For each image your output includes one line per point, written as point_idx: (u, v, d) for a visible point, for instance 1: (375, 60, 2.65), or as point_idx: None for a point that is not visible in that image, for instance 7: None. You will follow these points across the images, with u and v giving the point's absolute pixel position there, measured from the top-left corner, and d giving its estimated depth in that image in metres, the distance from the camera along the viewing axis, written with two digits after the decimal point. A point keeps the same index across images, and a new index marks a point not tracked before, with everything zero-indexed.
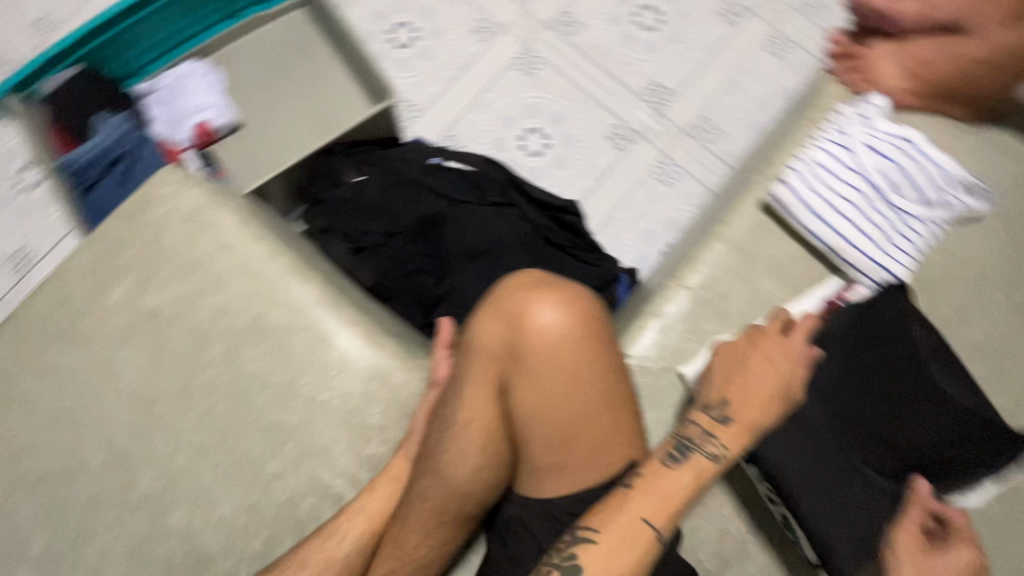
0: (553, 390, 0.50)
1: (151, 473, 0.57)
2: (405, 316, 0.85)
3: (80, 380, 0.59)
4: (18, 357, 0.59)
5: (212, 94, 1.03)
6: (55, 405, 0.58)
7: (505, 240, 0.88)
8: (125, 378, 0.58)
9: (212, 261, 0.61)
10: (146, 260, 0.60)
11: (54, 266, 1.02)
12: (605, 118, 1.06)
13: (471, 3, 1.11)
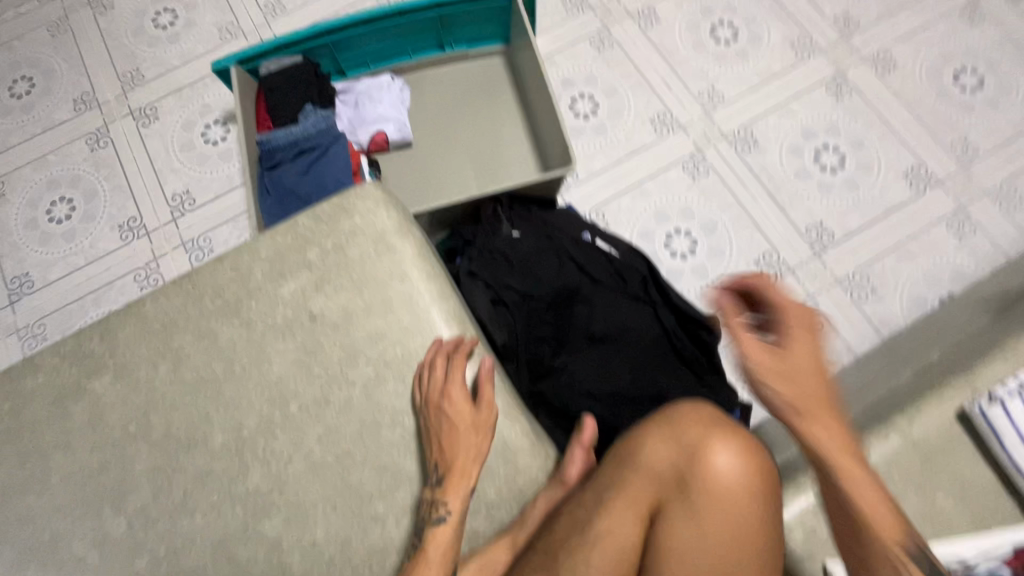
0: (705, 539, 0.52)
1: (262, 471, 0.57)
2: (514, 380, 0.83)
3: (231, 357, 0.60)
4: (187, 316, 0.62)
5: (398, 110, 1.09)
6: (203, 373, 0.60)
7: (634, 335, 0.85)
8: (270, 369, 0.60)
9: (382, 285, 0.62)
10: (325, 264, 0.62)
11: (211, 217, 1.10)
12: (759, 243, 1.03)
13: (658, 95, 1.13)
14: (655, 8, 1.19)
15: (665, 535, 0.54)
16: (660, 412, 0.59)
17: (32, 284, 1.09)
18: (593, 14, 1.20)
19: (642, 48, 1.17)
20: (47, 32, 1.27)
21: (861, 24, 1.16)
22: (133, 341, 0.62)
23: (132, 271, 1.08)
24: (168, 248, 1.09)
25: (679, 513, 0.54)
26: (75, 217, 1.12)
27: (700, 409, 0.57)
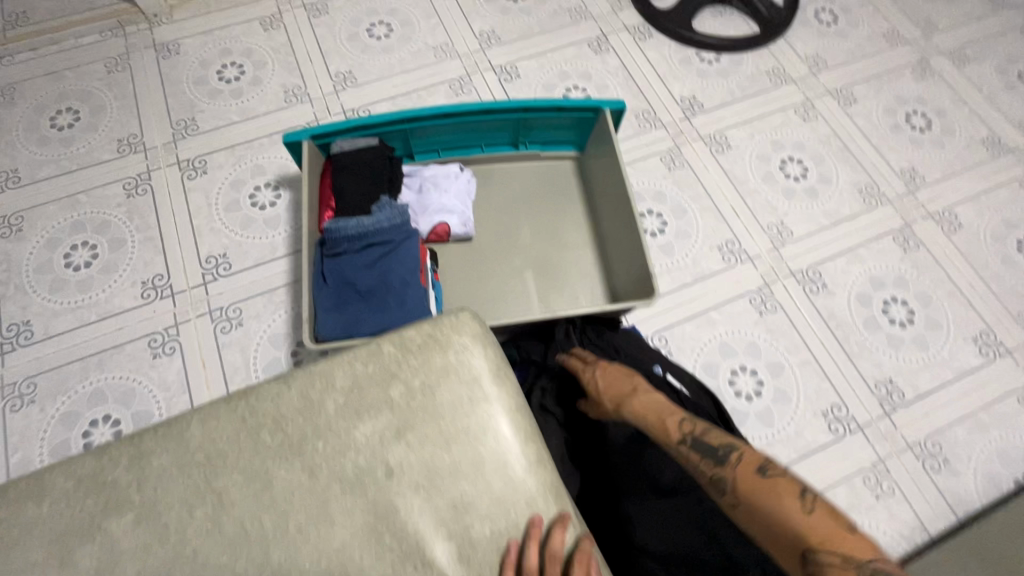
0: None
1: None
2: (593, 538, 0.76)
3: (286, 512, 0.50)
4: (239, 449, 0.53)
5: (463, 201, 1.04)
6: (250, 528, 0.50)
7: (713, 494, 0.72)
8: (333, 534, 0.50)
9: (474, 441, 0.54)
10: (411, 408, 0.54)
11: (247, 287, 1.02)
12: (827, 393, 0.98)
13: (727, 222, 1.11)
14: (727, 134, 1.20)
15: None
16: None
17: (31, 335, 0.97)
18: (665, 131, 1.19)
19: (712, 172, 1.16)
20: (103, 67, 1.22)
21: (927, 180, 1.17)
22: (168, 474, 0.52)
23: (147, 335, 0.98)
24: (192, 314, 0.99)
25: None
26: (95, 267, 1.03)
27: None
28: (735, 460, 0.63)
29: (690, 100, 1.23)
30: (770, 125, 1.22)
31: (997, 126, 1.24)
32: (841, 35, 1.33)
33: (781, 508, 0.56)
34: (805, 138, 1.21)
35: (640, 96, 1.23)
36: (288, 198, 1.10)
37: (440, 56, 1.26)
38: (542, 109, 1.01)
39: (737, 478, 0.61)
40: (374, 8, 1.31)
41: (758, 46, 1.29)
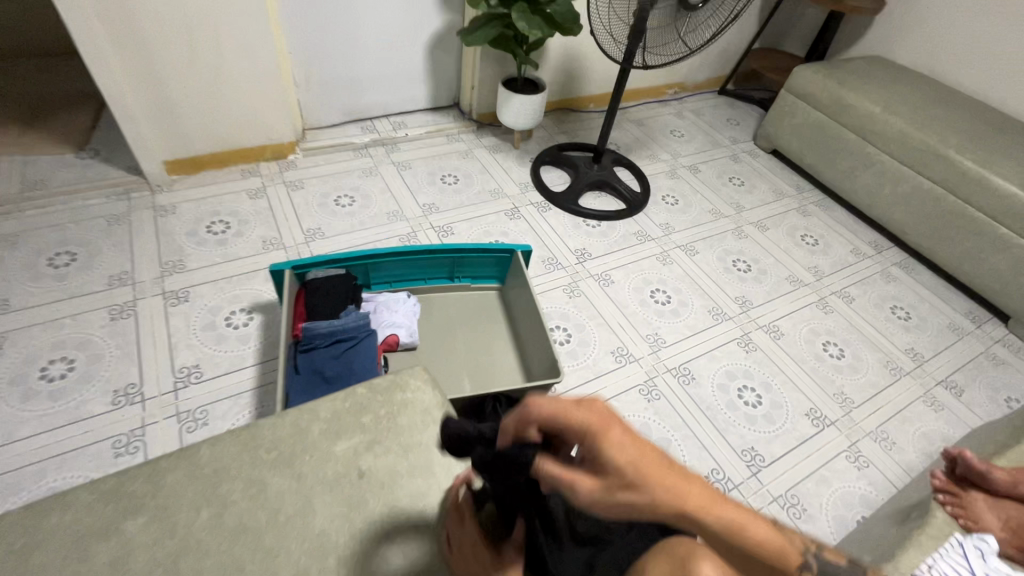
0: None
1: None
2: None
3: (276, 507, 0.65)
4: (239, 463, 0.67)
5: (410, 319, 1.30)
6: (247, 521, 0.63)
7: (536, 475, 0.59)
8: (314, 521, 0.65)
9: (427, 451, 0.73)
10: (378, 429, 0.73)
11: (216, 392, 1.16)
12: (706, 461, 1.22)
13: (616, 334, 1.44)
14: (610, 273, 1.61)
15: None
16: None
17: None
18: (565, 272, 1.58)
19: (602, 299, 1.53)
20: (104, 221, 1.47)
21: (754, 304, 1.61)
22: (180, 484, 0.65)
23: (113, 436, 1.06)
24: (160, 417, 1.11)
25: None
26: (71, 377, 1.14)
27: None
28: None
29: (582, 251, 1.66)
30: (641, 267, 1.65)
31: (794, 270, 1.76)
32: (682, 211, 1.89)
33: None
34: (666, 276, 1.64)
35: (545, 247, 1.64)
36: (260, 320, 1.31)
37: (393, 219, 1.64)
38: (471, 251, 1.36)
39: None
40: (342, 186, 1.71)
41: (625, 217, 1.80)
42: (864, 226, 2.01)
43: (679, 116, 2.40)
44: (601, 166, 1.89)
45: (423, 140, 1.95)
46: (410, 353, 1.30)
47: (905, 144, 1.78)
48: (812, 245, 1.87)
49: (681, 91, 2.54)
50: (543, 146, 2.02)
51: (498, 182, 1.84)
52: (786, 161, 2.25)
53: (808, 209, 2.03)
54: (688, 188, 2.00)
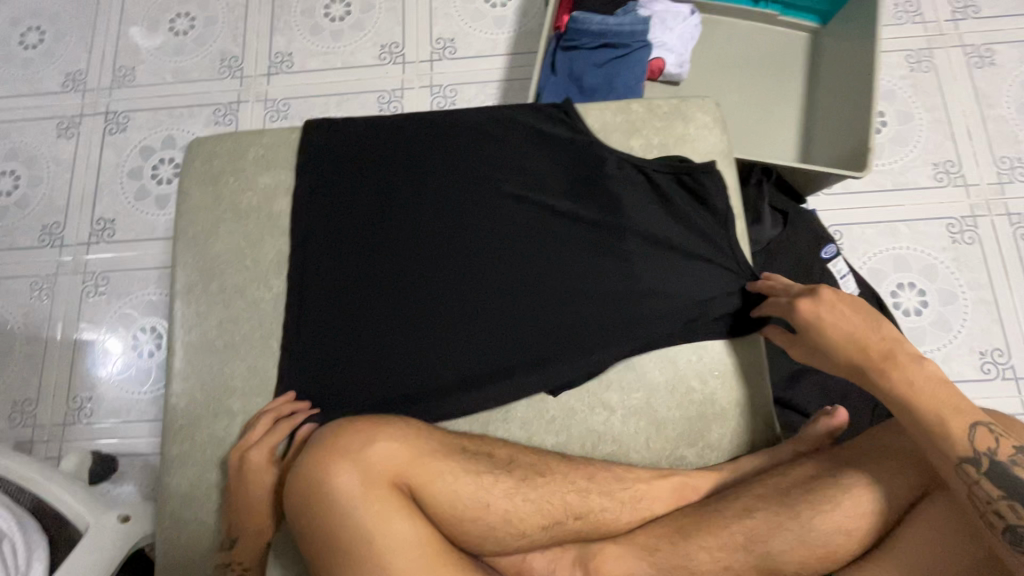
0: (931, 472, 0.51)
1: (307, 169, 0.65)
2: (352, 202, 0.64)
3: (513, 221, 0.62)
4: (483, 163, 0.63)
5: (685, 42, 0.98)
6: (480, 222, 0.62)
7: (432, 148, 0.64)
8: (444, 182, 0.63)
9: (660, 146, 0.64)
10: (623, 130, 0.64)
11: (465, 73, 1.11)
12: (993, 336, 0.94)
13: (955, 143, 1.02)
14: (995, 49, 1.05)
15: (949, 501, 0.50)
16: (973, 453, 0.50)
17: (290, 66, 1.15)
18: (924, 29, 1.06)
19: (960, 86, 1.04)
20: None
21: None
22: (432, 164, 0.64)
23: (376, 92, 1.12)
24: (417, 84, 1.12)
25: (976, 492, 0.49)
26: (348, 21, 1.16)
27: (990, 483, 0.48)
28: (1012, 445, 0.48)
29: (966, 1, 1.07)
30: None
31: None
32: None
33: None
34: None
35: None
36: (519, 2, 1.14)
37: None
38: None
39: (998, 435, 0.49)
40: None
41: None
42: None
43: None
44: None
45: None
46: (671, 89, 1.02)
47: None
48: None
49: None
50: None
51: None
52: None
53: None
54: None
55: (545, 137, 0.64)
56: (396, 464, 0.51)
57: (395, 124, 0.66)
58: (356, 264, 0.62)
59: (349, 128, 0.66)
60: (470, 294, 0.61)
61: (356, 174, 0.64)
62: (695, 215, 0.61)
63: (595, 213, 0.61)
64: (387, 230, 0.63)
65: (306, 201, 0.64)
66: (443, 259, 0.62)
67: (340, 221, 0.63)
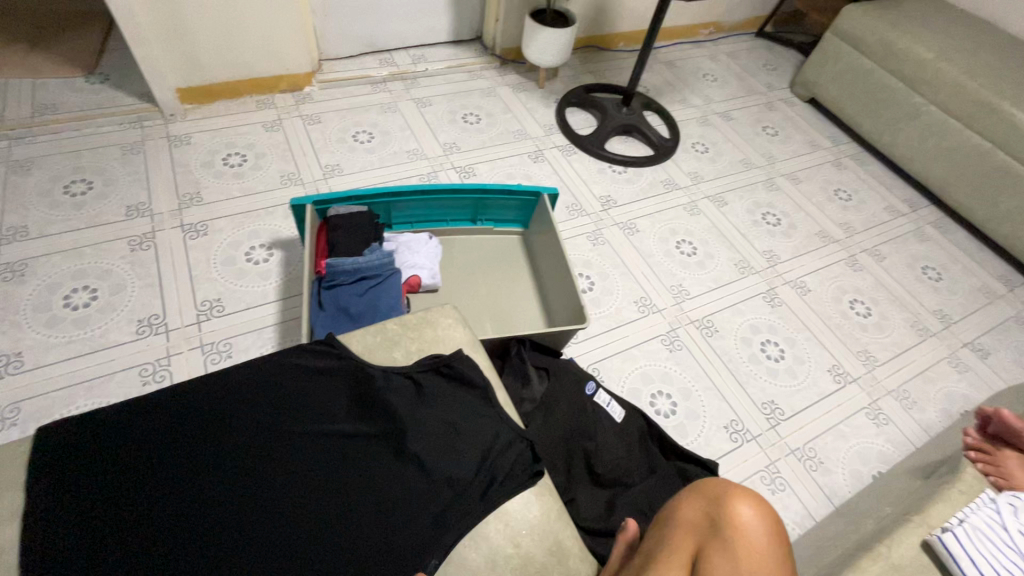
0: (686, 542, 0.61)
1: (37, 480, 0.57)
2: (100, 500, 0.56)
3: (296, 461, 0.62)
4: (255, 415, 0.65)
5: (430, 260, 1.21)
6: (260, 474, 0.60)
7: (198, 413, 0.64)
8: (214, 444, 0.61)
9: (421, 351, 0.76)
10: (388, 346, 0.75)
11: (239, 326, 1.15)
12: (726, 412, 1.22)
13: (640, 284, 1.41)
14: (635, 222, 1.55)
15: (710, 559, 0.58)
16: (703, 513, 0.62)
17: (19, 364, 1.03)
18: (590, 219, 1.52)
19: (627, 248, 1.48)
20: (110, 146, 1.37)
21: (783, 260, 1.56)
22: (198, 429, 0.62)
23: (138, 366, 1.07)
24: (185, 348, 1.10)
25: (719, 542, 0.59)
26: (94, 306, 1.12)
27: (718, 530, 0.60)
28: (715, 494, 0.63)
29: (607, 198, 1.58)
30: (667, 217, 1.58)
31: (826, 225, 1.68)
32: (710, 160, 1.77)
33: (735, 488, 0.63)
34: (692, 231, 1.58)
35: (569, 192, 1.57)
36: (280, 256, 1.27)
37: (412, 157, 1.53)
38: (501, 193, 1.27)
39: (704, 492, 0.64)
40: (356, 120, 1.58)
41: (654, 164, 1.69)
42: (904, 180, 1.88)
43: (714, 59, 2.12)
44: (631, 109, 1.75)
45: (443, 75, 1.77)
46: (431, 296, 1.22)
47: (958, 94, 1.60)
48: (847, 199, 1.77)
49: (717, 32, 2.21)
50: (570, 85, 1.86)
51: (521, 121, 1.71)
52: (823, 107, 2.07)
53: (843, 162, 1.89)
54: (721, 135, 1.85)
55: (316, 377, 0.70)
56: None
57: (149, 404, 0.64)
58: (100, 574, 0.52)
59: (95, 419, 0.62)
60: (259, 557, 0.55)
61: (103, 466, 0.58)
62: (466, 400, 0.71)
63: (377, 429, 0.66)
64: (147, 520, 0.55)
65: (33, 522, 0.54)
66: (222, 527, 0.56)
67: (81, 528, 0.54)
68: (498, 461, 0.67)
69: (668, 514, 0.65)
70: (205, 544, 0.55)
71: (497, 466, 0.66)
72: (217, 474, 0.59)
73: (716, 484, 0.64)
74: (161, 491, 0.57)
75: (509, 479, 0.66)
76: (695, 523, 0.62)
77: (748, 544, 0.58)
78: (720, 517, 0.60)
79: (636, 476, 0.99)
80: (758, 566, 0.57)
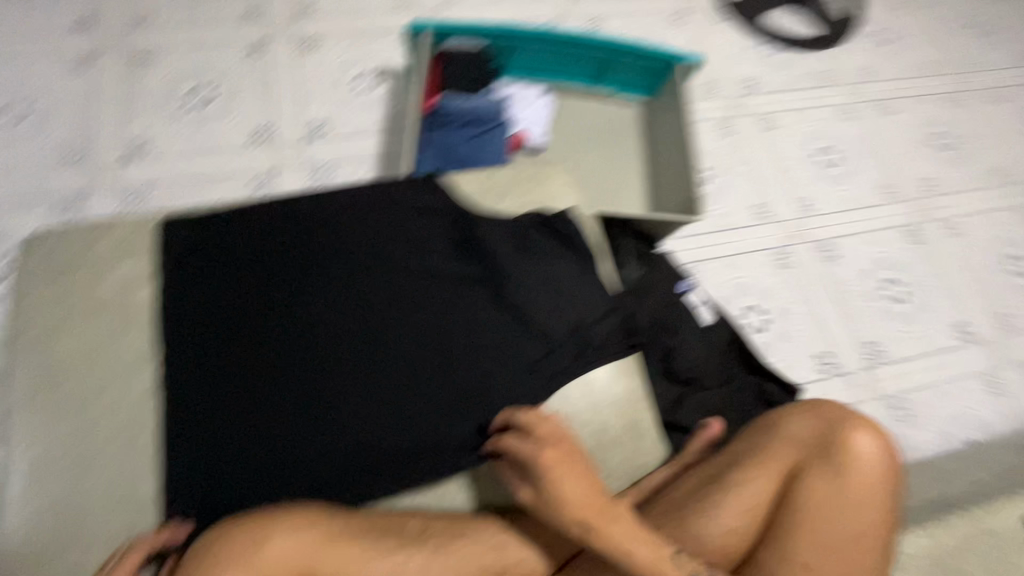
0: (783, 458, 0.58)
1: (175, 265, 0.63)
2: (229, 293, 0.62)
3: (396, 291, 0.63)
4: (359, 238, 0.65)
5: (540, 118, 1.11)
6: (363, 297, 0.62)
7: (307, 227, 0.65)
8: (322, 261, 0.63)
9: (530, 205, 0.71)
10: (496, 194, 0.71)
11: (342, 152, 1.15)
12: (821, 342, 1.13)
13: (763, 188, 1.25)
14: (775, 116, 1.33)
15: (806, 480, 0.56)
16: (810, 435, 0.58)
17: (150, 151, 1.10)
18: (724, 103, 1.32)
19: (759, 145, 1.30)
20: None
21: (942, 192, 1.32)
22: (309, 243, 0.64)
23: (250, 173, 1.11)
24: (293, 164, 1.12)
25: (822, 467, 0.56)
26: (213, 106, 1.15)
27: (823, 456, 0.56)
28: (831, 421, 0.58)
29: (749, 81, 1.36)
30: (815, 117, 1.35)
31: (1012, 160, 1.38)
32: (892, 55, 1.44)
33: (858, 420, 0.57)
34: (840, 138, 1.34)
35: (707, 66, 1.35)
36: (388, 87, 1.21)
37: None
38: (633, 52, 1.11)
39: (818, 415, 0.59)
40: None
41: (820, 48, 1.40)
42: None
43: None
44: None
45: None
46: (534, 157, 1.14)
47: None
48: None
49: None
50: None
51: None
52: None
53: None
54: (915, 23, 1.48)
55: (418, 210, 0.67)
56: (295, 561, 0.50)
57: (262, 209, 0.66)
58: (240, 363, 0.60)
59: (216, 220, 0.65)
60: (363, 371, 0.60)
61: (228, 262, 0.63)
62: (570, 260, 0.67)
63: (476, 275, 0.65)
64: (269, 319, 0.61)
65: (180, 306, 0.61)
66: (331, 337, 0.61)
67: (218, 320, 0.61)
68: (597, 326, 0.64)
69: (770, 424, 0.62)
70: (316, 350, 0.60)
71: (594, 332, 0.64)
72: (326, 290, 0.62)
73: (836, 410, 0.59)
74: (278, 295, 0.62)
75: (604, 347, 0.64)
76: (799, 443, 0.59)
77: (856, 477, 0.55)
78: (830, 445, 0.56)
79: (711, 381, 0.95)
80: (860, 500, 0.54)
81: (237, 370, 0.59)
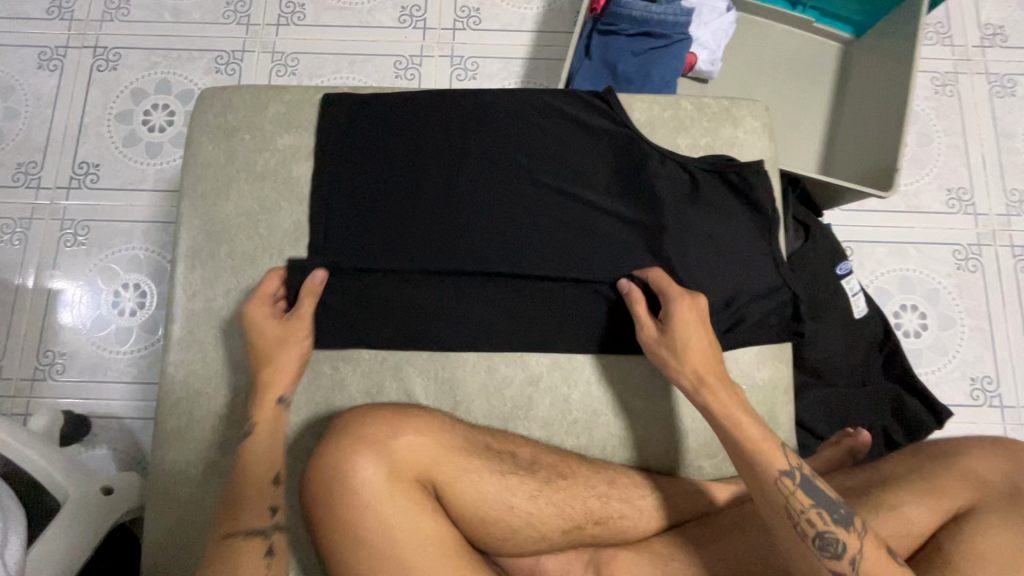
0: (957, 491, 0.54)
1: (327, 143, 0.61)
2: (380, 183, 0.60)
3: (549, 216, 0.59)
4: (519, 153, 0.60)
5: (720, 39, 0.94)
6: (515, 215, 0.59)
7: (465, 128, 0.61)
8: (478, 170, 0.60)
9: (708, 149, 0.62)
10: (672, 128, 0.62)
11: (489, 47, 1.06)
12: (985, 363, 0.97)
13: (970, 169, 1.03)
14: (1016, 79, 1.06)
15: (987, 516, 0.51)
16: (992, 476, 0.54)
17: (302, 18, 1.08)
18: (952, 52, 1.06)
19: (980, 114, 1.04)
20: None
21: None
22: (465, 147, 0.60)
23: (394, 56, 1.06)
24: (436, 52, 1.06)
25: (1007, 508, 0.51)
26: None
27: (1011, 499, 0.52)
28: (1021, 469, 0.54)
29: (995, 28, 1.07)
30: None
31: None
32: None
33: None
34: None
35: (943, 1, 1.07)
36: None
37: None
38: None
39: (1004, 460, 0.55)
40: None
41: None
42: None
43: None
44: None
45: None
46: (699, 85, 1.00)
47: None
48: None
49: None
50: None
51: None
52: None
53: None
54: None
55: (583, 130, 0.61)
56: (420, 460, 0.52)
57: (420, 100, 0.62)
58: (380, 260, 0.59)
59: (373, 104, 0.62)
60: (502, 289, 0.59)
61: (382, 152, 0.60)
62: (741, 221, 0.59)
63: (634, 214, 0.59)
64: (416, 217, 0.59)
65: (329, 185, 0.60)
66: (475, 249, 0.59)
67: (363, 207, 0.60)
68: (755, 301, 0.58)
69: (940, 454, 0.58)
70: (460, 259, 0.59)
71: (750, 307, 0.58)
72: (477, 200, 0.60)
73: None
74: (428, 195, 0.60)
75: (757, 326, 0.58)
76: (980, 482, 0.54)
77: None
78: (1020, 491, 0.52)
79: (845, 379, 0.85)
80: None
81: (378, 261, 0.59)
